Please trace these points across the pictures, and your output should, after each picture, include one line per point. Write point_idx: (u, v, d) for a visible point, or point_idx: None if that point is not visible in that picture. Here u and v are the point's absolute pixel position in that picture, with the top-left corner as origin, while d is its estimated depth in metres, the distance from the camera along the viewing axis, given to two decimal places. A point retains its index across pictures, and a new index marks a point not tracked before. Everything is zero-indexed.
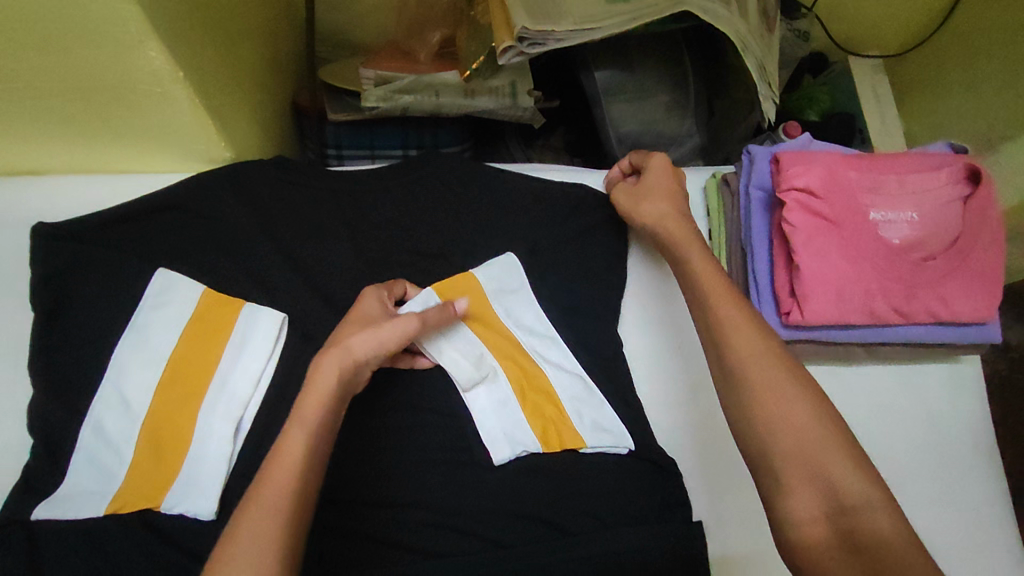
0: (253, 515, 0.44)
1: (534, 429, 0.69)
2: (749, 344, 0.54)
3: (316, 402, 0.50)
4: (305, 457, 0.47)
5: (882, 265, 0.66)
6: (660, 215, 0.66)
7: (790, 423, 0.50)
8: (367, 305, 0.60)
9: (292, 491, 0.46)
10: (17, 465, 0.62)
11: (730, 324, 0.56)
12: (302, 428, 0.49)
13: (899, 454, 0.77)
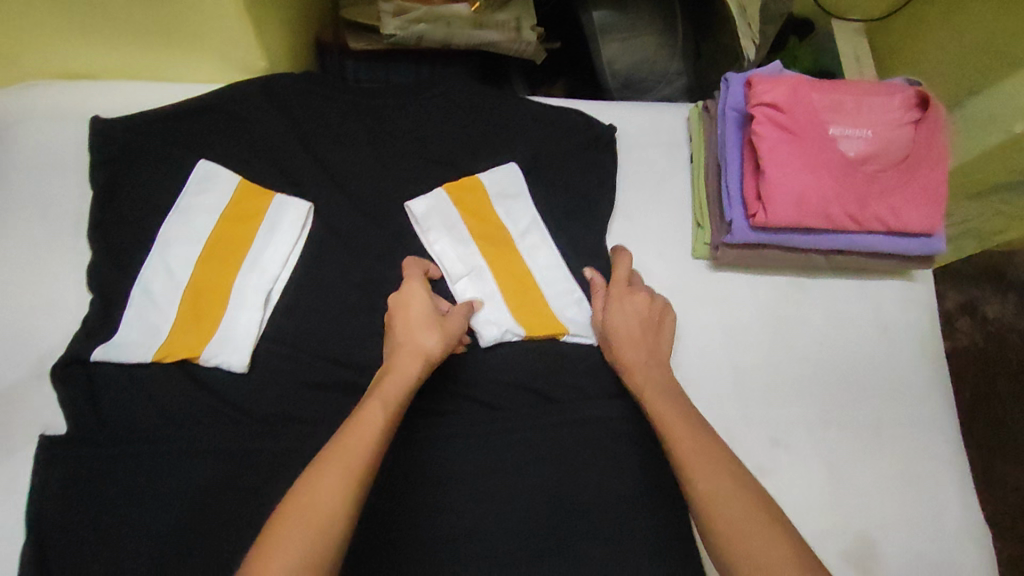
0: (332, 468, 0.50)
1: (517, 318, 0.76)
2: (677, 419, 0.62)
3: (398, 386, 0.59)
4: (384, 427, 0.55)
5: (838, 175, 0.75)
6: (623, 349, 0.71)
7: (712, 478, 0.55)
8: (417, 305, 0.67)
9: (367, 461, 0.52)
10: (75, 318, 0.70)
11: (665, 407, 0.64)
12: (382, 405, 0.57)
13: (858, 358, 0.85)
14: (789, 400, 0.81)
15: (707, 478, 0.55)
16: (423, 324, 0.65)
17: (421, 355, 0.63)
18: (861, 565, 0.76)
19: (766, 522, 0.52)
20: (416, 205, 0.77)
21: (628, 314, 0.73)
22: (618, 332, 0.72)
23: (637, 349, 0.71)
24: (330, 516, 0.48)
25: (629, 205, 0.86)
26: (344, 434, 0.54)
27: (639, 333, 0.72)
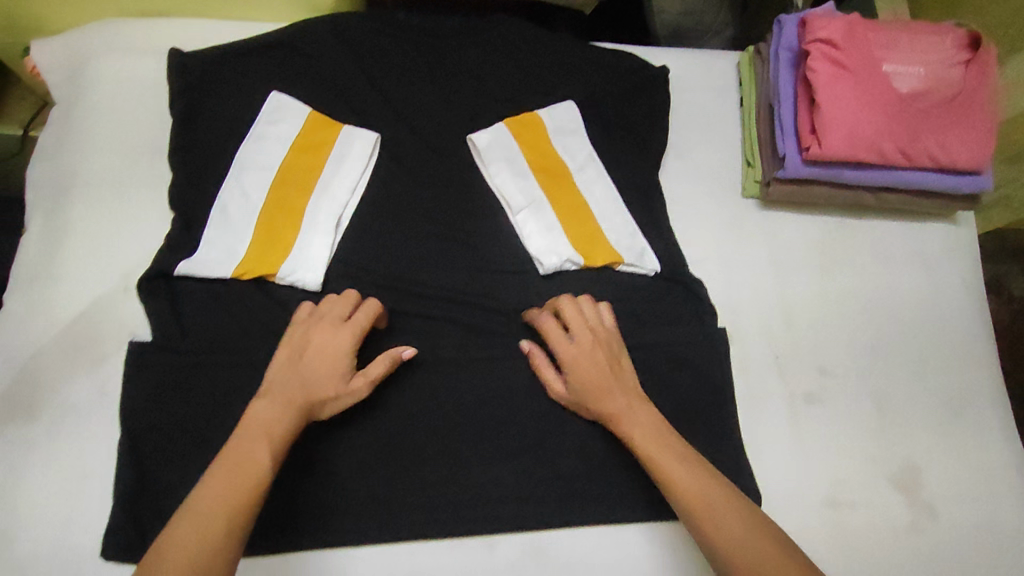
0: (212, 497, 0.55)
1: (576, 248, 0.79)
2: (649, 424, 0.65)
3: (290, 422, 0.61)
4: (269, 465, 0.58)
5: (892, 109, 0.77)
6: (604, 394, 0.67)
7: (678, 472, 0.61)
8: (327, 342, 0.65)
9: (250, 488, 0.56)
10: (159, 237, 0.75)
11: (636, 408, 0.66)
12: (268, 440, 0.59)
13: (901, 295, 0.87)
14: (834, 334, 0.84)
15: (676, 475, 0.61)
16: (325, 368, 0.63)
17: (313, 402, 0.62)
18: (903, 492, 0.79)
19: (723, 505, 0.59)
20: (479, 136, 0.80)
21: (582, 325, 0.70)
22: (581, 382, 0.67)
23: (590, 383, 0.67)
24: (192, 544, 0.52)
25: (681, 146, 0.88)
26: (225, 461, 0.57)
27: (603, 374, 0.67)
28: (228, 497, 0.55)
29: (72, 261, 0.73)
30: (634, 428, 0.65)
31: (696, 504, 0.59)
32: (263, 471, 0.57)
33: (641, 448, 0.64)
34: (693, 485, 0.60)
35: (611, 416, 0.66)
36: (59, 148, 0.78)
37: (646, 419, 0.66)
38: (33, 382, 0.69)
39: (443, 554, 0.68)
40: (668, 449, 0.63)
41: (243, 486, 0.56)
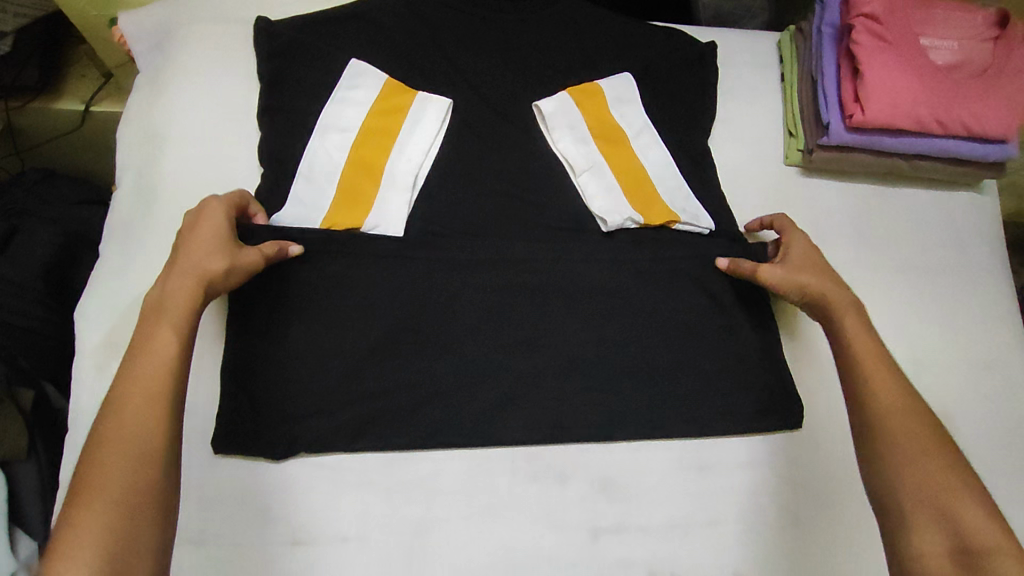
0: (128, 389, 0.54)
1: (636, 207, 0.83)
2: (856, 323, 0.71)
3: (184, 299, 0.60)
4: (174, 350, 0.57)
5: (929, 80, 0.84)
6: (818, 282, 0.75)
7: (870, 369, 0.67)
8: (203, 221, 0.65)
9: (162, 376, 0.55)
10: (249, 191, 0.80)
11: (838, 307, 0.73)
12: (170, 324, 0.58)
13: (933, 258, 0.93)
14: (872, 290, 0.90)
15: (872, 367, 0.66)
16: (205, 239, 0.64)
17: (204, 270, 0.62)
18: None
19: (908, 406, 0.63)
20: (544, 103, 0.86)
21: (802, 247, 0.79)
22: (801, 264, 0.77)
23: (807, 268, 0.76)
24: (125, 431, 0.52)
25: (726, 117, 0.95)
26: (135, 371, 0.55)
27: (815, 267, 0.76)
28: (142, 393, 0.54)
29: (168, 212, 0.77)
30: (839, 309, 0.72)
31: (886, 400, 0.64)
32: (164, 368, 0.56)
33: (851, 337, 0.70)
34: (884, 379, 0.66)
35: (819, 294, 0.74)
36: (151, 108, 0.82)
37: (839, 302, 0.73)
38: (136, 323, 0.73)
39: (518, 486, 0.73)
40: (875, 362, 0.67)
41: (152, 392, 0.55)
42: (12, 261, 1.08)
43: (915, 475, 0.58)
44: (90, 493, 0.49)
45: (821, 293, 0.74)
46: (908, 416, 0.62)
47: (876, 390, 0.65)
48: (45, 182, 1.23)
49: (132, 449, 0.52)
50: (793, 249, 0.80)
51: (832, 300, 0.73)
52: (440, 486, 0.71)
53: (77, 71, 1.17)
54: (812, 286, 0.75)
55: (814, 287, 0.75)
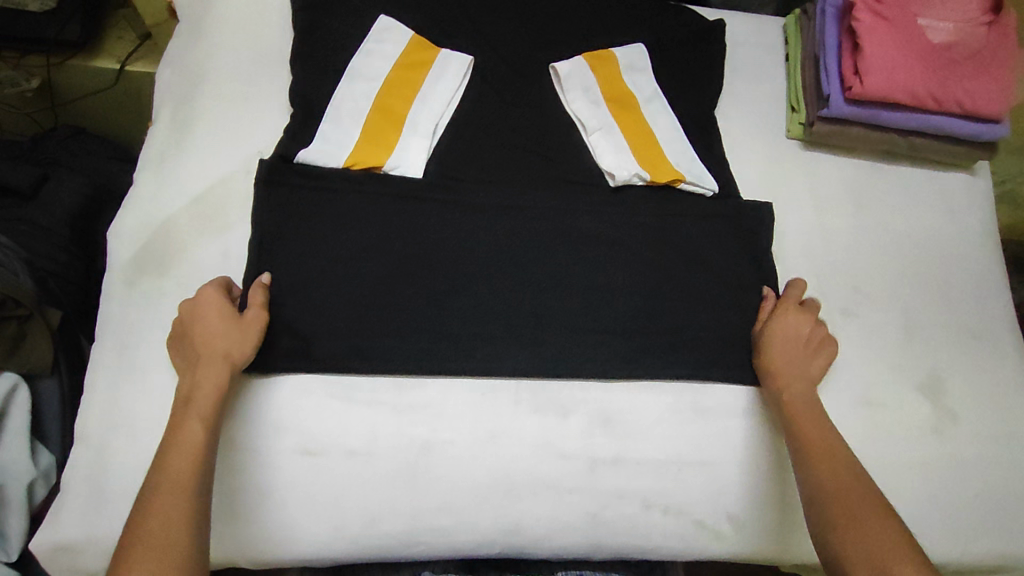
0: (168, 480, 0.59)
1: (644, 166, 0.87)
2: (814, 422, 0.74)
3: (211, 393, 0.66)
4: (204, 439, 0.63)
5: (925, 57, 0.88)
6: (771, 358, 0.80)
7: (832, 478, 0.68)
8: (213, 306, 0.70)
9: (194, 464, 0.60)
10: (277, 130, 0.84)
11: (790, 397, 0.77)
12: (199, 417, 0.64)
13: (928, 232, 0.96)
14: (868, 260, 0.93)
15: (828, 469, 0.69)
16: (220, 323, 0.69)
17: (227, 353, 0.68)
18: (932, 398, 0.86)
19: (876, 511, 0.64)
20: (560, 66, 0.91)
21: (793, 318, 0.82)
22: (776, 336, 0.81)
23: (788, 344, 0.81)
24: (169, 518, 0.56)
25: (732, 90, 0.99)
26: (167, 459, 0.60)
27: (795, 343, 0.80)
28: (178, 480, 0.59)
29: (200, 145, 0.82)
30: (794, 385, 0.78)
31: (848, 501, 0.66)
32: (197, 457, 0.61)
33: (794, 414, 0.76)
34: (839, 480, 0.68)
35: (768, 366, 0.79)
36: (190, 52, 0.88)
37: (804, 392, 0.77)
38: (165, 244, 0.77)
39: (520, 416, 0.75)
40: (827, 455, 0.71)
41: (185, 478, 0.59)
42: (42, 207, 1.13)
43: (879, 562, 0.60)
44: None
45: (770, 368, 0.79)
46: (854, 487, 0.67)
47: (833, 489, 0.67)
48: (75, 139, 1.28)
49: (174, 535, 0.55)
50: (789, 313, 0.82)
51: (779, 380, 0.78)
52: (447, 411, 0.74)
53: (114, 33, 1.23)
54: (764, 358, 0.80)
55: (772, 365, 0.79)
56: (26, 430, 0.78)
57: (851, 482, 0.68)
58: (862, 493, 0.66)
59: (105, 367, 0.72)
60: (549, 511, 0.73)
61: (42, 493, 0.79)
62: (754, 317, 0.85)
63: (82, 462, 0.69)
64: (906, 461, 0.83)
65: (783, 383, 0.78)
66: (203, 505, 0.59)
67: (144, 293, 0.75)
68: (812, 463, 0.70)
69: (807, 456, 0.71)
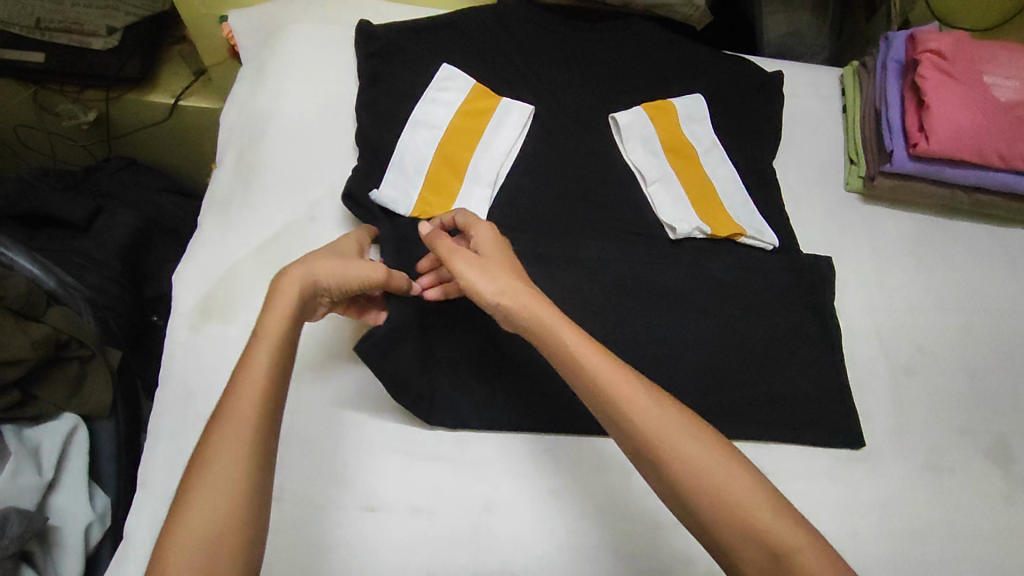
0: (233, 421, 0.51)
1: (703, 219, 0.87)
2: (590, 354, 0.59)
3: (281, 319, 0.58)
4: (270, 371, 0.55)
5: (993, 115, 0.87)
6: (515, 288, 0.63)
7: (660, 431, 0.55)
8: (346, 242, 0.70)
9: (260, 405, 0.53)
10: (341, 177, 0.85)
11: (568, 336, 0.61)
12: (269, 345, 0.56)
13: (992, 288, 0.94)
14: (929, 317, 0.91)
15: (646, 417, 0.55)
16: (339, 255, 0.67)
17: (326, 270, 0.63)
18: (998, 463, 0.84)
19: (729, 471, 0.53)
20: (620, 116, 0.91)
21: (489, 241, 0.69)
22: (491, 258, 0.67)
23: (478, 266, 0.65)
24: (228, 466, 0.49)
25: (790, 142, 0.99)
26: (231, 394, 0.53)
27: (507, 262, 0.67)
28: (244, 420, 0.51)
29: (264, 190, 0.82)
30: (549, 318, 0.62)
31: (698, 462, 0.53)
32: (265, 395, 0.53)
33: (574, 357, 0.59)
34: (667, 431, 0.55)
35: (518, 300, 0.63)
36: (256, 97, 0.89)
37: (551, 324, 0.62)
38: (230, 290, 0.77)
39: (584, 475, 0.74)
40: (637, 396, 0.57)
41: (253, 413, 0.52)
42: (95, 239, 1.15)
43: (761, 541, 0.50)
44: (179, 539, 0.47)
45: (525, 303, 0.62)
46: (690, 439, 0.54)
47: (671, 448, 0.54)
48: (128, 169, 1.30)
49: (241, 487, 0.49)
50: (480, 233, 0.70)
51: (542, 317, 0.62)
52: (509, 468, 0.73)
53: (170, 68, 1.25)
54: (509, 289, 0.63)
55: (516, 300, 0.63)
56: (83, 472, 0.78)
57: (662, 432, 0.54)
58: (709, 462, 0.53)
59: (168, 415, 0.72)
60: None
61: (98, 536, 0.78)
62: (447, 261, 0.66)
63: (145, 513, 0.68)
64: (975, 528, 0.80)
65: (543, 317, 0.62)
66: (270, 450, 0.53)
67: (208, 339, 0.75)
68: (630, 416, 0.55)
69: (623, 412, 0.56)
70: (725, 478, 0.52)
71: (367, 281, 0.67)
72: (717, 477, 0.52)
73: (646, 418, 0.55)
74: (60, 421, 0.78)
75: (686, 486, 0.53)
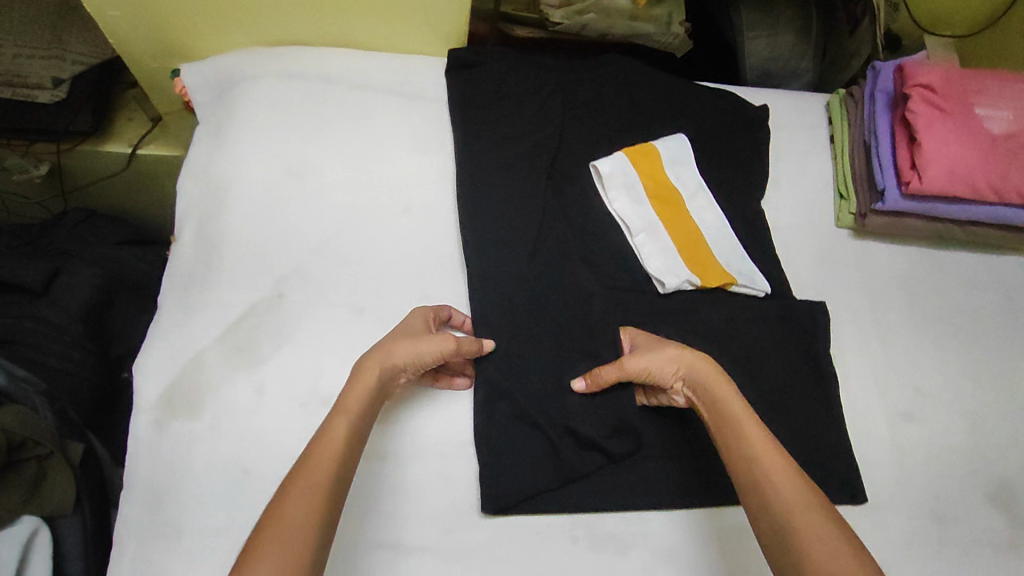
0: (305, 482, 0.53)
1: (693, 270, 0.83)
2: (735, 402, 0.65)
3: (360, 394, 0.61)
4: (344, 440, 0.57)
5: (986, 150, 0.85)
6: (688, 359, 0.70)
7: (765, 465, 0.59)
8: (414, 318, 0.71)
9: (332, 470, 0.55)
10: (309, 246, 0.80)
11: (721, 388, 0.66)
12: (346, 417, 0.59)
13: (989, 321, 0.92)
14: (926, 355, 0.89)
15: (754, 451, 0.61)
16: (407, 331, 0.69)
17: (402, 353, 0.65)
18: (1003, 506, 0.82)
19: (817, 508, 0.55)
20: (602, 164, 0.87)
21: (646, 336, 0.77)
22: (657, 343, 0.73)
23: (647, 351, 0.71)
24: (296, 528, 0.50)
25: (777, 177, 0.96)
26: (310, 457, 0.55)
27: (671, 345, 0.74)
28: (317, 482, 0.53)
29: (230, 266, 0.77)
30: (711, 382, 0.67)
31: (790, 497, 0.56)
32: (336, 462, 0.55)
33: (716, 407, 0.66)
34: (767, 466, 0.59)
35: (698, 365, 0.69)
36: (214, 160, 0.84)
37: (715, 381, 0.67)
38: (196, 377, 0.72)
39: (579, 556, 0.71)
40: (765, 440, 0.61)
41: (326, 476, 0.54)
42: (52, 304, 1.07)
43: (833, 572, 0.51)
44: None
45: (695, 368, 0.69)
46: (791, 475, 0.58)
47: (771, 477, 0.58)
48: (86, 223, 1.24)
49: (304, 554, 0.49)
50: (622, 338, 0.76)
51: (700, 378, 0.68)
52: (501, 555, 0.70)
53: (125, 115, 1.18)
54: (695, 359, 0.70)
55: (694, 367, 0.69)
56: None
57: (764, 466, 0.59)
58: (801, 495, 0.57)
59: (135, 523, 0.67)
60: None
61: None
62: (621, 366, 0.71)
63: None
64: None
65: (706, 372, 0.68)
66: (334, 519, 0.53)
67: (174, 433, 0.70)
68: (743, 444, 0.61)
69: (739, 446, 0.62)
70: (822, 524, 0.54)
71: (440, 354, 0.67)
72: (799, 508, 0.55)
73: (774, 484, 0.58)
74: (18, 525, 0.72)
75: (774, 514, 0.56)
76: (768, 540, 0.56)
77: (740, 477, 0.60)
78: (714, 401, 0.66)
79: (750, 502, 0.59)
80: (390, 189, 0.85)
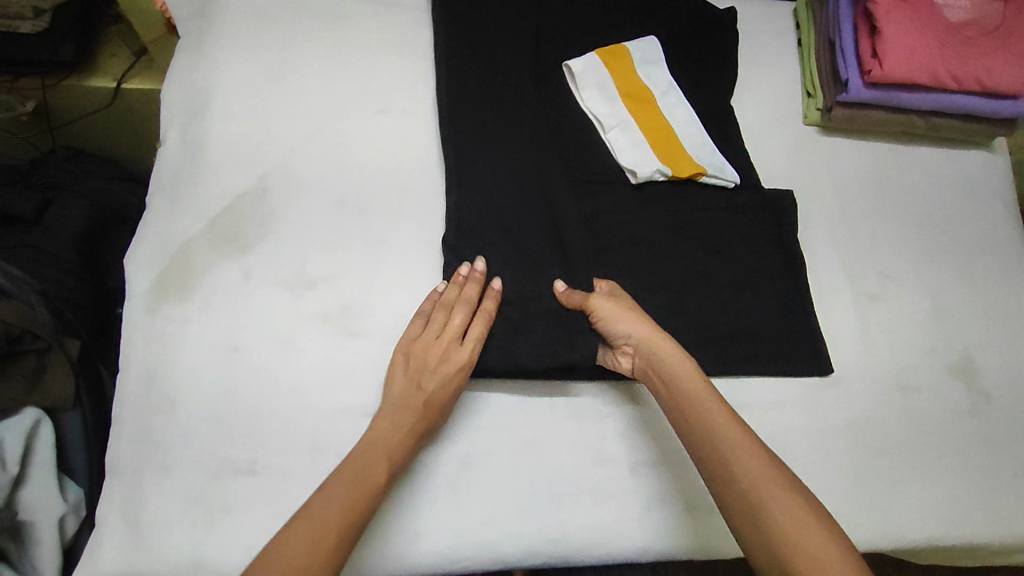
0: (315, 527, 0.56)
1: (662, 160, 0.85)
2: (700, 389, 0.66)
3: (391, 451, 0.64)
4: (369, 490, 0.61)
5: (944, 36, 0.88)
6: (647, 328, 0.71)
7: (732, 453, 0.61)
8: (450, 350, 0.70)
9: (345, 517, 0.58)
10: (291, 145, 0.82)
11: (684, 373, 0.67)
12: (364, 465, 0.62)
13: (951, 209, 0.96)
14: (891, 242, 0.92)
15: (721, 437, 0.62)
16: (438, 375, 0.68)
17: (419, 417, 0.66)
18: (962, 378, 0.86)
19: (794, 502, 0.57)
20: (574, 64, 0.90)
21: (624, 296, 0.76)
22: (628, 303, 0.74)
23: (618, 305, 0.73)
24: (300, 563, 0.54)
25: (745, 80, 0.98)
26: (323, 499, 0.59)
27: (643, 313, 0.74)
28: (326, 527, 0.57)
29: (213, 164, 0.80)
30: (673, 363, 0.68)
31: (763, 489, 0.58)
32: (346, 515, 0.58)
33: (675, 387, 0.67)
34: (735, 451, 0.61)
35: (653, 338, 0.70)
36: (196, 69, 0.86)
37: (679, 368, 0.68)
38: (185, 267, 0.75)
39: (558, 421, 0.75)
40: (734, 428, 0.62)
41: (338, 524, 0.57)
42: (45, 232, 1.10)
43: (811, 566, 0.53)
44: None
45: (653, 343, 0.70)
46: (759, 459, 0.60)
47: (738, 465, 0.60)
48: (74, 159, 1.26)
49: None
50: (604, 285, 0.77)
51: (659, 354, 0.69)
52: (484, 421, 0.73)
53: (108, 51, 1.20)
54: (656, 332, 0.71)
55: (653, 347, 0.70)
56: (52, 464, 0.77)
57: (729, 456, 0.61)
58: (772, 483, 0.58)
59: (132, 400, 0.70)
60: (593, 519, 0.72)
61: (73, 527, 0.78)
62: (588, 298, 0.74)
63: (117, 495, 0.67)
64: (942, 441, 0.83)
65: (666, 354, 0.69)
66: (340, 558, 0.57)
67: (166, 319, 0.73)
68: (707, 431, 0.63)
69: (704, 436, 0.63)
70: (799, 518, 0.56)
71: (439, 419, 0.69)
72: (774, 496, 0.57)
73: (742, 460, 0.60)
74: (21, 416, 0.76)
75: (746, 506, 0.58)
76: (740, 530, 0.58)
77: (703, 447, 0.63)
78: (667, 380, 0.68)
79: (713, 476, 0.61)
80: (367, 93, 0.87)
